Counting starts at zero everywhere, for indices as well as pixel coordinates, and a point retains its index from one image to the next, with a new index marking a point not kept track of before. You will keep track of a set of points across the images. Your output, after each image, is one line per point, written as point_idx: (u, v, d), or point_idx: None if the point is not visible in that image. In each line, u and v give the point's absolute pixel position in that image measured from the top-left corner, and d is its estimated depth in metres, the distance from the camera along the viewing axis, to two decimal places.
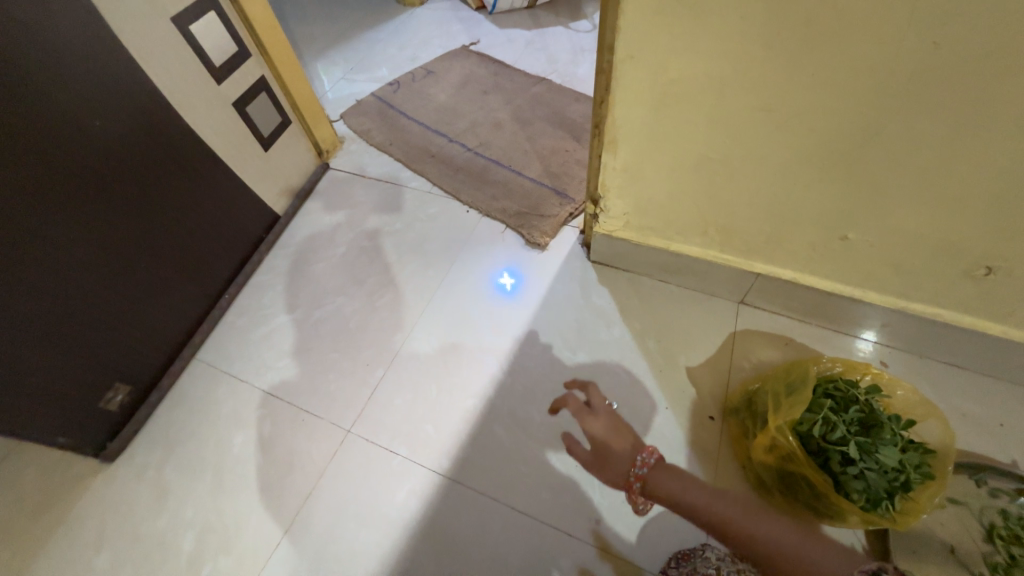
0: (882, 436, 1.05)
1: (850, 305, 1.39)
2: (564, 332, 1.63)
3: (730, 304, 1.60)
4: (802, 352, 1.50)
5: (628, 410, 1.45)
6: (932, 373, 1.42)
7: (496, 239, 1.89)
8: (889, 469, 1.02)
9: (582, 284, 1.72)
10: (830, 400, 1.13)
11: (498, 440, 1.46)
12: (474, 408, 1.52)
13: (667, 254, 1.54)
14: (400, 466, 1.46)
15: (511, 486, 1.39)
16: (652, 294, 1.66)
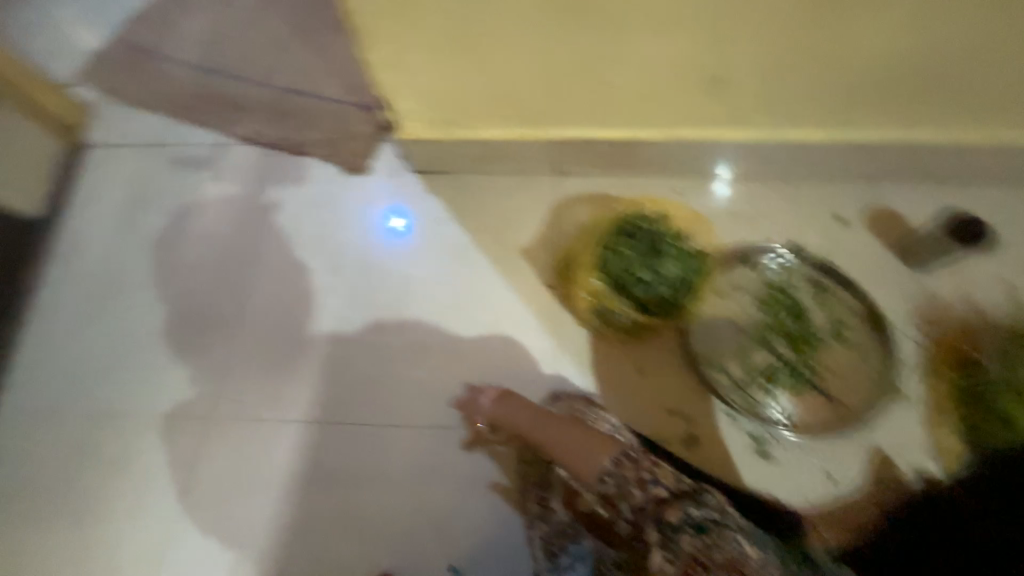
0: (663, 254, 1.32)
1: (642, 147, 1.47)
2: (396, 252, 1.60)
3: (549, 178, 1.63)
4: (616, 206, 1.59)
5: (472, 304, 1.54)
6: (736, 192, 1.60)
7: (313, 175, 1.72)
8: (669, 277, 1.33)
9: (406, 199, 1.66)
10: (626, 236, 1.33)
11: (358, 374, 1.49)
12: (344, 355, 1.51)
13: (470, 142, 1.51)
14: (289, 433, 1.46)
15: (383, 409, 1.46)
16: (475, 188, 1.64)
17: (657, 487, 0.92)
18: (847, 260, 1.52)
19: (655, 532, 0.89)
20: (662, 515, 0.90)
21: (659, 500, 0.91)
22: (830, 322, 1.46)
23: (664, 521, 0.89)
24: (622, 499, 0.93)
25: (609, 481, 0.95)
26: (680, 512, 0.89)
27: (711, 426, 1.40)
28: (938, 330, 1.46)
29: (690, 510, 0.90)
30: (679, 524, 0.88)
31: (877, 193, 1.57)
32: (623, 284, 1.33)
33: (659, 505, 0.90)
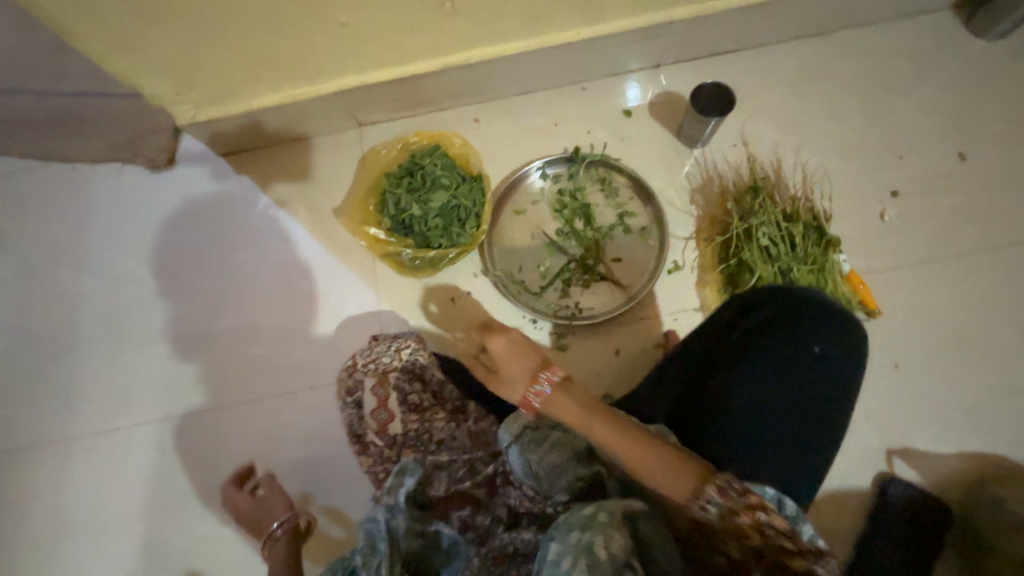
0: (431, 186, 1.21)
1: (429, 79, 1.38)
2: (219, 244, 1.46)
3: (353, 128, 1.51)
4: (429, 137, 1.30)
5: (303, 289, 1.39)
6: (595, 113, 1.42)
7: (143, 179, 1.53)
8: (442, 208, 1.20)
9: (220, 182, 1.51)
10: (395, 176, 1.24)
11: (190, 385, 1.36)
12: (202, 377, 1.36)
13: (253, 108, 1.39)
14: (153, 470, 1.32)
15: (221, 422, 1.34)
16: (286, 151, 1.52)
17: (743, 501, 0.68)
18: (670, 151, 1.35)
19: (728, 556, 0.67)
20: (738, 531, 0.67)
21: (732, 522, 0.67)
22: (655, 222, 1.27)
23: (772, 539, 0.65)
24: (730, 520, 0.68)
25: (707, 509, 0.69)
26: (777, 542, 0.65)
27: (560, 369, 1.22)
28: (867, 241, 1.19)
29: (764, 515, 0.66)
30: (755, 533, 0.66)
31: (750, 84, 1.37)
32: (404, 227, 1.20)
33: (735, 517, 0.67)
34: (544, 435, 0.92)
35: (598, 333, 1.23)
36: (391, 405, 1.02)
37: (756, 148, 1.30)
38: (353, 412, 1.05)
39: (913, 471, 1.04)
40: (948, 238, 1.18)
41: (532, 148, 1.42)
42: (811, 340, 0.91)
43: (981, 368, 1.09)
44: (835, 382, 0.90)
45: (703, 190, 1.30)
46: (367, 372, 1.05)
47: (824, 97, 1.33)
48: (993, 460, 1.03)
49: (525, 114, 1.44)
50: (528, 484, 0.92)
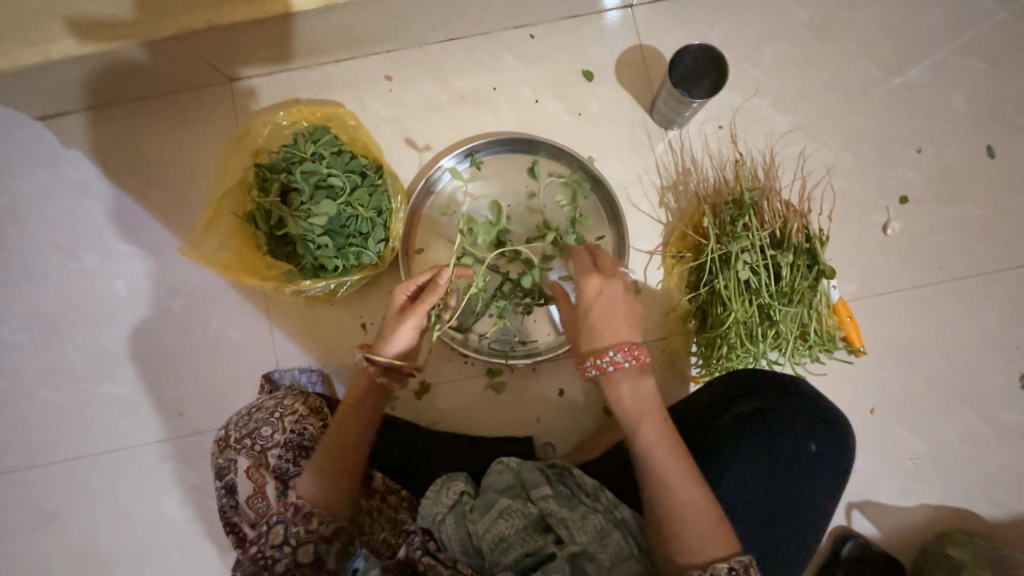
0: (313, 194, 0.88)
1: (308, 26, 0.98)
2: (51, 247, 1.11)
3: (221, 85, 1.11)
4: (315, 114, 0.97)
5: (170, 311, 1.08)
6: (546, 75, 1.07)
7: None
8: (334, 224, 0.88)
9: (43, 160, 1.12)
10: (265, 178, 0.90)
11: (32, 433, 1.08)
12: (53, 422, 1.08)
13: (57, 63, 0.98)
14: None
15: (77, 479, 1.07)
16: (129, 119, 1.12)
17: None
18: (639, 131, 1.05)
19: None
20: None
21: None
22: (613, 228, 1.02)
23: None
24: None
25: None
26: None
27: (499, 417, 1.04)
28: (863, 261, 1.00)
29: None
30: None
31: (746, 41, 1.04)
32: (286, 251, 0.91)
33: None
34: (486, 504, 0.76)
35: (541, 369, 1.04)
36: (267, 493, 0.79)
37: (743, 136, 1.02)
38: (227, 498, 0.81)
39: (872, 526, 0.96)
40: (955, 260, 0.99)
41: (464, 122, 1.07)
42: (808, 434, 0.72)
43: (963, 414, 0.97)
44: (815, 481, 0.71)
45: (675, 188, 1.03)
46: (241, 450, 0.81)
47: (835, 64, 1.04)
48: (957, 513, 0.95)
49: (453, 73, 1.08)
50: (468, 563, 0.75)
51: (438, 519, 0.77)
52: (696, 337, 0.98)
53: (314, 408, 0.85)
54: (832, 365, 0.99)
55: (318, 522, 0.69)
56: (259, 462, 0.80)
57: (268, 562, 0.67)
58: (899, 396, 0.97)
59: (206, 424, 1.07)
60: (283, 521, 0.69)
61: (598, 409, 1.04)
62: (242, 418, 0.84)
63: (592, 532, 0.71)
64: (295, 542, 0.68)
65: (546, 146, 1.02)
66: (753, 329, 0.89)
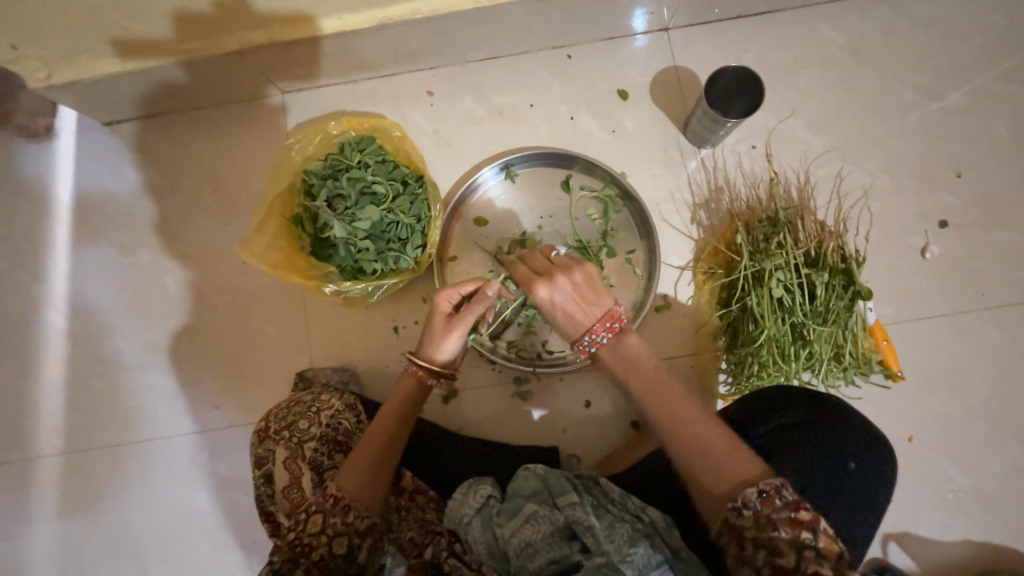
0: (357, 199, 0.92)
1: (359, 44, 1.04)
2: (110, 243, 1.18)
3: (274, 97, 1.18)
4: (362, 124, 1.03)
5: (215, 307, 1.14)
6: (582, 94, 1.11)
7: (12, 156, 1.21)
8: (376, 228, 0.92)
9: (108, 163, 1.21)
10: (312, 183, 0.95)
11: (79, 418, 1.14)
12: (99, 408, 1.14)
13: (132, 74, 1.06)
14: (38, 516, 1.11)
15: (117, 465, 1.12)
16: (189, 126, 1.20)
17: (789, 517, 0.58)
18: (672, 149, 1.07)
19: (755, 568, 0.58)
20: (774, 548, 0.57)
21: (767, 535, 0.58)
22: (644, 242, 1.03)
23: (807, 567, 0.56)
24: (767, 534, 0.58)
25: (742, 511, 0.60)
26: (813, 569, 0.55)
27: (526, 425, 1.04)
28: (900, 284, 0.98)
29: (809, 536, 0.57)
30: (791, 552, 0.57)
31: (781, 65, 1.06)
32: (329, 253, 0.95)
33: (771, 528, 0.58)
34: (513, 508, 0.77)
35: (567, 379, 1.05)
36: (303, 484, 0.81)
37: (777, 156, 1.03)
38: (265, 486, 0.84)
39: (910, 560, 0.92)
40: (998, 287, 0.97)
41: (501, 136, 1.11)
42: (845, 454, 0.71)
43: (1009, 447, 0.93)
44: (855, 505, 0.70)
45: (708, 206, 1.04)
46: (281, 441, 0.84)
47: (872, 88, 1.04)
48: (1004, 552, 0.91)
49: (492, 90, 1.13)
50: (493, 567, 0.75)
51: (465, 521, 0.79)
52: (726, 354, 0.98)
53: (352, 405, 0.88)
54: (867, 389, 0.97)
55: (355, 515, 0.71)
56: (297, 453, 0.82)
57: (306, 549, 0.69)
58: (938, 425, 0.94)
59: (240, 418, 1.11)
60: (321, 511, 0.71)
61: (624, 422, 1.03)
62: (282, 412, 0.87)
63: (621, 542, 0.71)
64: (332, 532, 0.70)
65: (580, 160, 1.05)
66: (787, 348, 0.88)
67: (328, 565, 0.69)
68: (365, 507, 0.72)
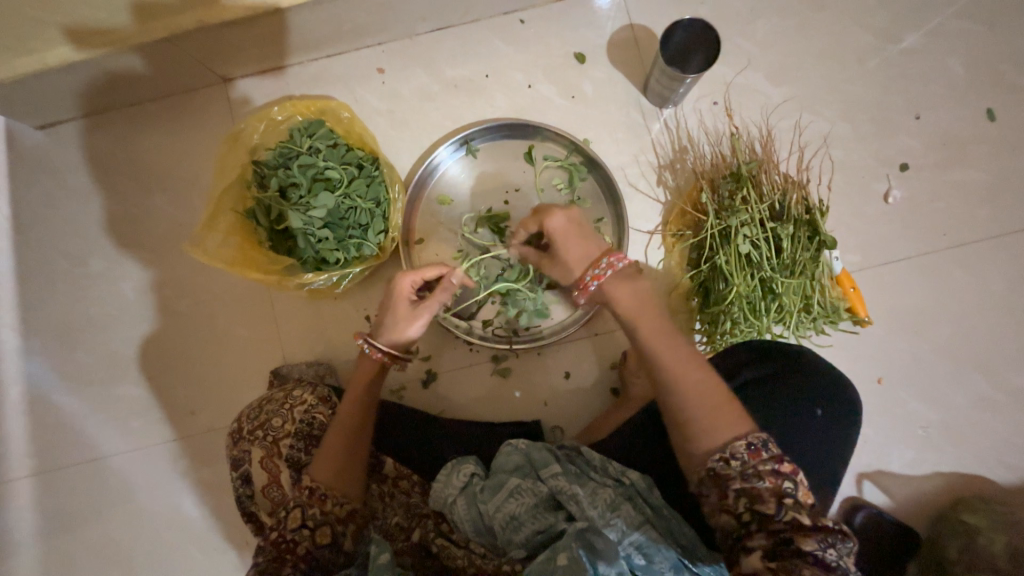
0: (311, 187, 0.88)
1: (298, 21, 0.99)
2: (57, 254, 1.12)
3: (216, 85, 1.12)
4: (309, 107, 0.98)
5: (177, 310, 1.10)
6: (538, 60, 1.07)
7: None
8: (334, 216, 0.89)
9: (45, 169, 1.14)
10: (262, 173, 0.91)
11: (48, 436, 1.10)
12: (69, 425, 1.10)
13: (53, 71, 0.99)
14: (17, 539, 1.09)
15: (94, 480, 1.09)
16: (127, 124, 1.13)
17: (773, 469, 0.60)
18: (633, 110, 1.04)
19: (735, 514, 0.59)
20: (756, 496, 0.59)
21: (752, 485, 0.59)
22: (612, 210, 1.02)
23: (785, 514, 0.58)
24: (751, 484, 0.59)
25: (729, 462, 0.61)
26: (791, 516, 0.57)
27: (508, 402, 1.04)
28: (865, 230, 0.99)
29: (790, 486, 0.59)
30: (772, 500, 0.59)
31: (739, 15, 1.03)
32: (288, 246, 0.91)
33: (756, 478, 0.60)
34: (496, 484, 0.77)
35: (545, 353, 1.05)
36: (283, 482, 0.80)
37: (739, 111, 1.01)
38: (244, 487, 0.82)
39: (884, 496, 0.96)
40: (958, 226, 0.99)
41: (458, 110, 1.07)
42: (816, 400, 0.72)
43: (973, 380, 0.96)
44: (826, 448, 0.71)
45: (673, 166, 1.03)
46: (255, 441, 0.83)
47: (830, 34, 1.03)
48: (971, 479, 0.95)
49: (445, 62, 1.08)
50: (481, 543, 0.76)
51: (450, 500, 0.78)
52: (700, 315, 0.98)
53: (325, 398, 0.86)
54: (837, 336, 0.98)
55: (333, 504, 0.71)
56: (273, 452, 0.81)
57: (290, 545, 0.68)
58: (907, 365, 0.97)
59: (218, 421, 1.08)
60: (300, 505, 0.71)
61: (604, 390, 1.04)
62: (252, 412, 0.85)
63: (603, 507, 0.72)
64: (313, 523, 0.70)
65: (541, 130, 1.02)
66: (757, 303, 0.89)
67: (314, 557, 0.68)
68: (343, 493, 0.72)
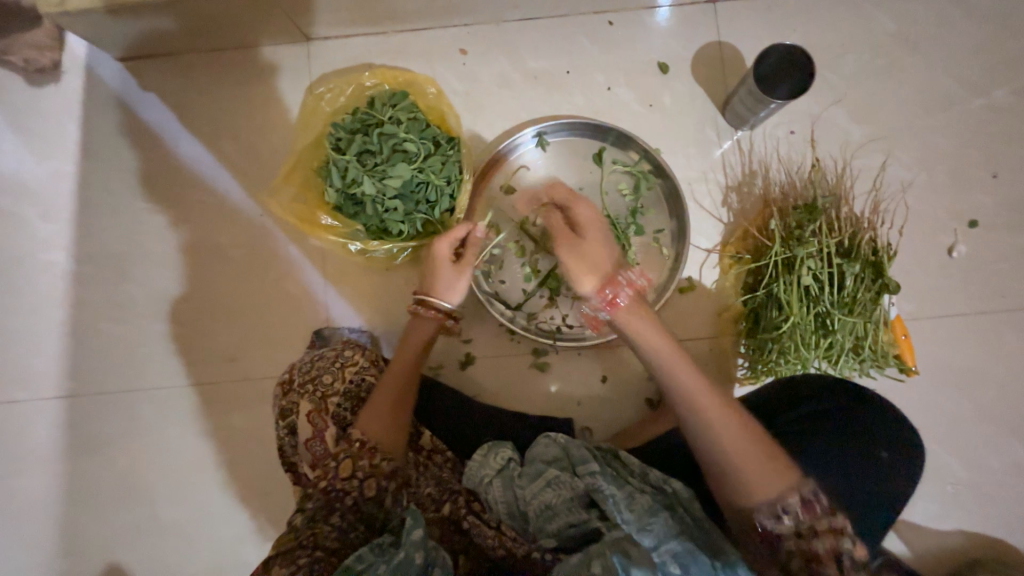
0: (389, 156, 0.89)
1: None
2: (122, 185, 1.14)
3: (299, 45, 1.13)
4: (394, 79, 0.99)
5: (230, 258, 1.11)
6: (621, 64, 1.07)
7: (15, 87, 1.15)
8: (406, 188, 0.90)
9: (121, 101, 1.15)
10: (343, 136, 0.92)
11: (88, 362, 1.13)
12: (108, 354, 1.12)
13: (146, 9, 0.99)
14: (46, 456, 1.12)
15: (128, 411, 1.12)
16: (207, 71, 1.15)
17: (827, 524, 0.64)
18: (708, 128, 1.05)
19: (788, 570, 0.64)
20: (812, 554, 0.63)
21: (808, 543, 0.64)
22: (673, 220, 1.02)
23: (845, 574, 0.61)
24: (807, 542, 0.64)
25: (782, 518, 0.65)
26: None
27: (542, 398, 1.05)
28: (926, 281, 0.99)
29: (847, 542, 0.63)
30: (829, 561, 0.62)
31: (829, 48, 1.03)
32: (355, 209, 0.92)
33: (811, 535, 0.64)
34: (535, 472, 0.81)
35: (585, 354, 1.06)
36: (327, 437, 0.81)
37: (817, 143, 1.01)
38: (289, 437, 0.84)
39: (904, 547, 0.96)
40: (1020, 291, 0.98)
41: (534, 103, 1.08)
42: (877, 443, 0.74)
43: (1010, 445, 0.96)
44: (882, 494, 0.72)
45: (740, 189, 1.03)
46: (304, 394, 0.85)
47: (918, 80, 1.02)
48: (993, 542, 0.95)
49: (528, 52, 1.08)
50: (512, 526, 0.78)
51: (486, 481, 0.82)
52: (746, 340, 0.99)
53: (375, 362, 0.90)
54: (880, 381, 0.99)
55: (381, 458, 0.75)
56: (322, 407, 0.83)
57: (339, 494, 0.71)
58: (947, 420, 0.97)
59: (255, 370, 1.10)
60: (350, 455, 0.74)
61: (639, 399, 1.05)
62: (305, 367, 0.88)
63: (642, 513, 0.71)
64: (361, 475, 0.73)
65: (616, 133, 1.02)
66: (809, 337, 0.89)
67: (360, 508, 0.72)
68: (389, 452, 0.76)
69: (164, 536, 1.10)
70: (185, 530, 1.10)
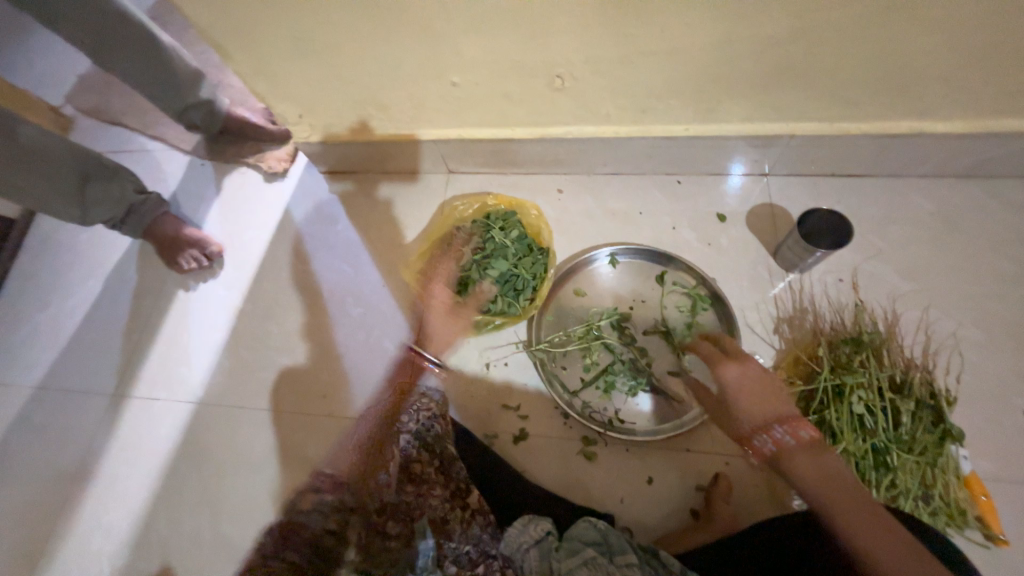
0: (494, 252, 1.18)
1: (519, 147, 1.38)
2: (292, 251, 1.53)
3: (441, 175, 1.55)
4: (507, 201, 1.32)
5: (350, 315, 1.39)
6: (685, 211, 1.33)
7: (251, 179, 1.59)
8: (502, 276, 1.16)
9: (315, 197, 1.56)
10: (462, 233, 1.24)
11: (218, 378, 1.38)
12: (235, 375, 1.38)
13: (354, 144, 1.46)
14: (159, 452, 1.32)
15: (233, 426, 1.32)
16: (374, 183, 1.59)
17: None
18: (761, 267, 1.22)
19: None
20: None
21: None
22: (725, 338, 1.14)
23: None
24: None
25: None
26: None
27: (588, 488, 1.09)
28: (992, 437, 0.98)
29: None
30: None
31: (871, 218, 1.21)
32: (459, 286, 1.19)
33: None
34: (571, 549, 0.85)
35: (633, 451, 1.10)
36: (391, 466, 1.01)
37: (863, 292, 1.14)
38: (364, 457, 1.05)
39: None
40: None
41: (610, 231, 1.35)
42: None
43: None
44: None
45: (791, 321, 1.14)
46: (386, 427, 1.07)
47: (961, 252, 1.14)
48: None
49: (610, 196, 1.40)
50: None
51: (523, 548, 0.87)
52: None
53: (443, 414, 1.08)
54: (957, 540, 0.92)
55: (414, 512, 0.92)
56: (395, 441, 1.05)
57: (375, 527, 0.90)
58: None
59: (341, 409, 1.29)
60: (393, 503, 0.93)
61: (683, 508, 1.05)
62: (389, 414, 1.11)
63: None
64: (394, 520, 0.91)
65: (676, 261, 1.23)
66: (865, 469, 0.90)
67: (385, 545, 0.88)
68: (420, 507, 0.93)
69: (220, 548, 1.21)
70: (239, 546, 1.21)
